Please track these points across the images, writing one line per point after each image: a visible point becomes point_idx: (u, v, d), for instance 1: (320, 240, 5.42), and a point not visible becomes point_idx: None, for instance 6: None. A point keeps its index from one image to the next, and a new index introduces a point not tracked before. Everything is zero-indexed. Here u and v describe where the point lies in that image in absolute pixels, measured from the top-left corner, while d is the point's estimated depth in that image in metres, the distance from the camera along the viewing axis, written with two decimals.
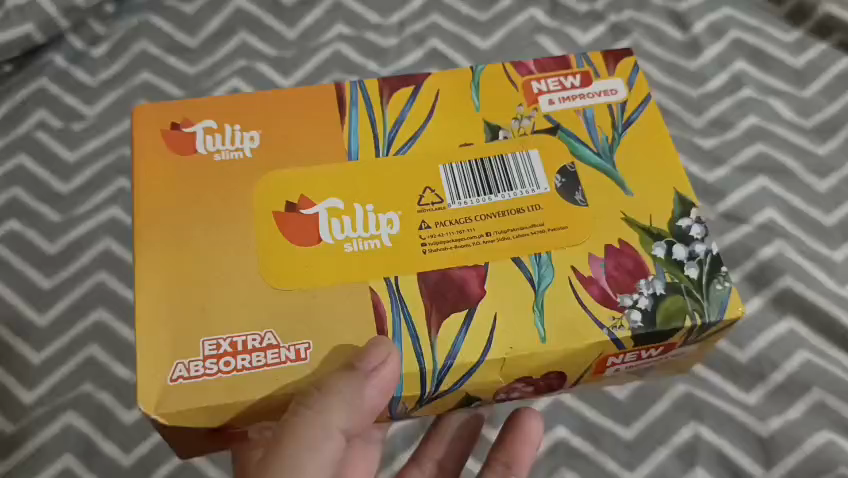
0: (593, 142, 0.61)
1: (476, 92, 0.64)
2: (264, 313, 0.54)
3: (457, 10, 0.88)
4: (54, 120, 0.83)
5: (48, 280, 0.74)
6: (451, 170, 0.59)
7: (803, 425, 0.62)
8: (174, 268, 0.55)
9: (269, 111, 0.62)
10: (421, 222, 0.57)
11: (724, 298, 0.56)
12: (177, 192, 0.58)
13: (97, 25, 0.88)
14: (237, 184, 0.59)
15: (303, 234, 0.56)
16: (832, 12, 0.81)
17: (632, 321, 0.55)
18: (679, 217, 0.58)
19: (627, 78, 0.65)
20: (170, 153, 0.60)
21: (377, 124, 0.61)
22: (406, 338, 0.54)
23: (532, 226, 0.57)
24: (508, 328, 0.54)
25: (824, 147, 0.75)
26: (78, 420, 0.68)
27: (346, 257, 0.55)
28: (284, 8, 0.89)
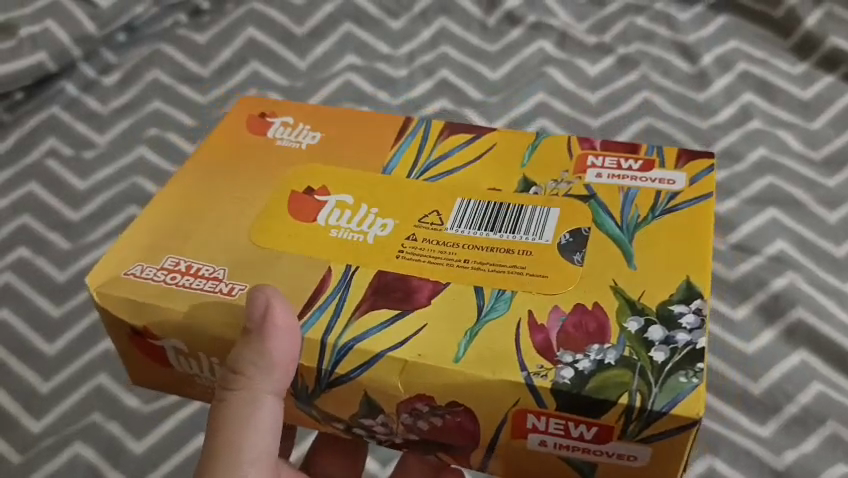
0: (620, 218, 0.46)
1: (529, 153, 0.51)
2: (232, 259, 0.46)
3: (468, 42, 0.89)
4: (65, 148, 0.83)
5: (57, 308, 0.74)
6: (466, 206, 0.47)
7: (818, 458, 0.62)
8: (183, 208, 0.49)
9: (347, 126, 0.53)
10: (409, 233, 0.46)
11: (683, 392, 0.38)
12: (227, 155, 0.52)
13: (109, 54, 0.90)
14: (272, 163, 0.51)
15: (305, 212, 0.48)
16: (839, 44, 0.83)
17: (564, 370, 0.39)
18: (676, 301, 0.42)
19: (695, 174, 0.48)
20: (245, 128, 0.54)
21: (420, 152, 0.51)
22: (325, 317, 0.43)
23: (515, 266, 0.44)
24: (435, 333, 0.41)
25: (835, 179, 0.75)
26: (86, 451, 0.66)
27: (326, 241, 0.46)
28: (295, 39, 0.90)
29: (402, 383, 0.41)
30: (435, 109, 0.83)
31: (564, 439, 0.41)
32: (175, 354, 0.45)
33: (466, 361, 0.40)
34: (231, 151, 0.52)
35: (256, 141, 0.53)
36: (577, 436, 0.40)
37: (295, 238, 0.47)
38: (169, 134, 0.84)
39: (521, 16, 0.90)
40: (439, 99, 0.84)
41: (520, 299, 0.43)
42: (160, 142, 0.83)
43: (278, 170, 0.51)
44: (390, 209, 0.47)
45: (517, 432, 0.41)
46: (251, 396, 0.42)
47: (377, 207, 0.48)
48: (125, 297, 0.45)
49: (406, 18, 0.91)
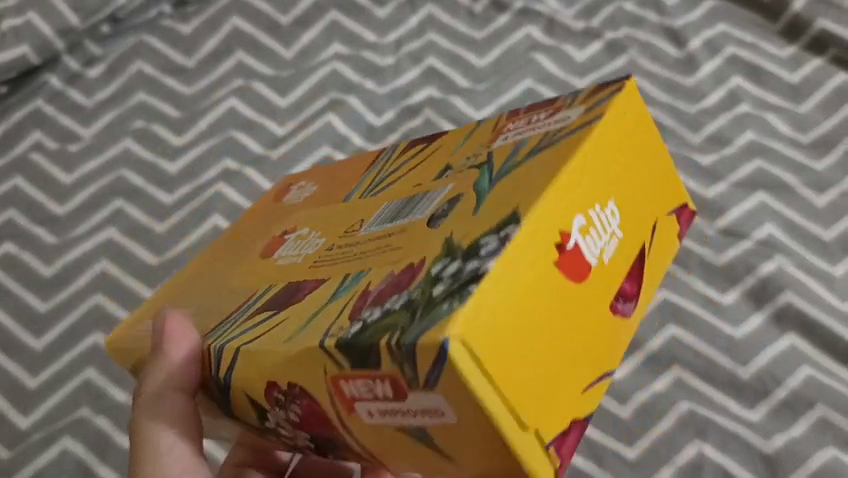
0: (497, 168, 0.43)
1: (462, 141, 0.51)
2: (203, 302, 0.52)
3: (454, 29, 0.88)
4: (49, 141, 0.82)
5: (44, 303, 0.74)
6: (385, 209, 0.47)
7: (809, 441, 0.61)
8: (199, 270, 0.58)
9: (337, 175, 0.58)
10: (328, 244, 0.48)
11: (439, 320, 0.32)
12: (247, 225, 0.60)
13: (93, 46, 0.89)
14: (266, 220, 0.58)
15: (269, 251, 0.53)
16: (827, 27, 0.82)
17: (343, 327, 0.36)
18: (492, 234, 0.37)
19: (592, 103, 0.45)
20: (273, 200, 0.63)
21: (377, 174, 0.54)
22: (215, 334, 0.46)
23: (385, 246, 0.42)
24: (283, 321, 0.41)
25: (823, 162, 0.75)
26: (74, 446, 0.66)
27: (268, 270, 0.50)
28: (280, 28, 0.89)
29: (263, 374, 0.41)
30: (423, 98, 0.83)
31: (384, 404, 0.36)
32: None
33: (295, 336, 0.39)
34: (256, 218, 0.61)
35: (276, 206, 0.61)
36: (386, 398, 0.36)
37: (248, 274, 0.51)
38: (156, 127, 0.83)
39: (508, 2, 0.89)
40: (426, 88, 0.83)
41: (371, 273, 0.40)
42: (146, 134, 0.83)
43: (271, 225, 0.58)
44: (326, 229, 0.50)
45: (344, 406, 0.37)
46: (153, 408, 0.47)
47: (320, 231, 0.51)
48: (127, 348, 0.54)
49: (392, 6, 0.90)
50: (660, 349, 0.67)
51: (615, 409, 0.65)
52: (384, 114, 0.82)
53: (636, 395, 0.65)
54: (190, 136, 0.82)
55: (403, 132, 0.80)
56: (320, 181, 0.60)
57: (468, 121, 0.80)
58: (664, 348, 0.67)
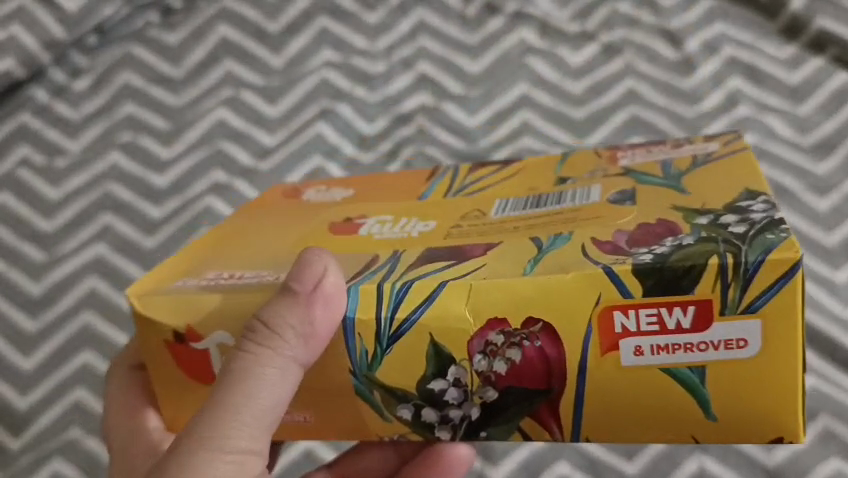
0: (662, 171, 0.47)
1: (645, 179, 0.47)
2: (272, 237, 0.49)
3: (446, 33, 0.87)
4: (36, 156, 0.81)
5: (32, 322, 0.72)
6: (501, 206, 0.48)
7: (812, 452, 0.60)
8: (278, 220, 0.52)
9: (730, 168, 0.45)
10: (445, 225, 0.46)
11: (396, 291, 0.40)
12: (735, 178, 0.44)
13: (79, 57, 0.87)
14: (320, 208, 0.53)
15: (341, 229, 0.49)
16: (826, 26, 0.80)
17: (485, 344, 0.39)
18: (417, 221, 0.48)
19: (636, 172, 0.48)
20: (724, 163, 0.46)
21: (449, 182, 0.53)
22: (383, 286, 0.40)
23: (478, 225, 0.46)
24: (553, 263, 0.39)
25: (823, 165, 0.73)
26: (65, 468, 0.65)
27: (417, 237, 0.45)
28: (268, 35, 0.87)
29: (469, 312, 0.39)
30: (415, 105, 0.82)
31: (669, 341, 0.38)
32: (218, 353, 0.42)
33: (442, 335, 0.39)
34: (284, 208, 0.54)
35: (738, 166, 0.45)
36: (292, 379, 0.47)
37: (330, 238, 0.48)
38: (144, 139, 0.82)
39: (501, 5, 0.87)
40: (418, 96, 0.83)
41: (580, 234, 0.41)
42: (134, 148, 0.81)
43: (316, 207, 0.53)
44: (429, 217, 0.48)
45: (606, 345, 0.38)
46: (267, 361, 0.39)
47: (411, 217, 0.49)
48: (173, 298, 0.43)
49: (383, 10, 0.88)
50: None
51: None
52: (376, 122, 0.82)
53: None
54: (179, 148, 0.81)
55: (395, 140, 0.80)
56: (355, 189, 0.55)
57: (463, 128, 0.80)
58: None
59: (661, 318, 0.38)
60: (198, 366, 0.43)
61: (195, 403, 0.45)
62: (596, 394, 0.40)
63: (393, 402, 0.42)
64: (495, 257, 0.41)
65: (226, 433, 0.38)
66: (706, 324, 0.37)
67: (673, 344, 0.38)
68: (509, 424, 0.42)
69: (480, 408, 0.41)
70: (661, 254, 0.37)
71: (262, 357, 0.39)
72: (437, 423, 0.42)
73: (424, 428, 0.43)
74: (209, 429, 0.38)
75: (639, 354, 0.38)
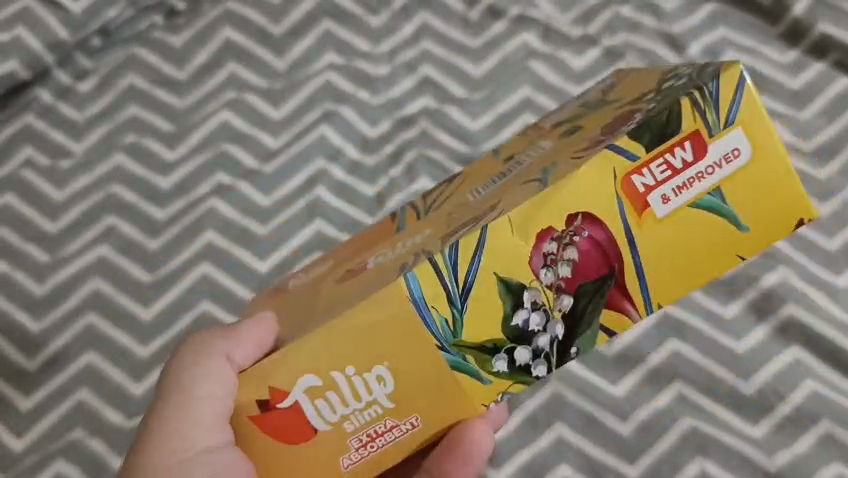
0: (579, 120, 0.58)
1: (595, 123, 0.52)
2: (304, 303, 0.53)
3: (449, 36, 0.87)
4: (40, 157, 0.82)
5: (37, 323, 0.73)
6: (477, 192, 0.55)
7: (814, 457, 0.61)
8: (285, 302, 0.57)
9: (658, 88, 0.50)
10: (445, 224, 0.50)
11: (447, 257, 0.45)
12: (670, 89, 0.48)
13: (84, 60, 0.87)
14: (326, 269, 0.59)
15: (356, 271, 0.52)
16: (828, 31, 0.81)
17: (546, 271, 0.46)
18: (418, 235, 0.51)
19: (582, 129, 0.53)
20: (650, 89, 0.51)
21: (419, 213, 0.61)
22: (422, 267, 0.45)
23: (471, 207, 0.50)
24: (569, 185, 0.45)
25: (825, 170, 0.74)
26: (68, 468, 0.65)
27: (424, 239, 0.49)
28: (272, 37, 0.88)
29: (520, 239, 0.45)
30: (417, 108, 0.83)
31: (682, 181, 0.46)
32: (306, 398, 0.46)
33: (505, 273, 0.45)
34: (287, 295, 0.59)
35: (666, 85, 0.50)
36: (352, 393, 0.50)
37: (348, 277, 0.52)
38: (148, 141, 0.82)
39: (504, 8, 0.87)
40: (421, 99, 0.83)
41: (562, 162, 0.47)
42: (137, 149, 0.82)
43: (320, 276, 0.58)
44: (429, 227, 0.51)
45: (639, 207, 0.45)
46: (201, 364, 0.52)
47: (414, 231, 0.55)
48: (248, 377, 0.46)
49: (386, 13, 0.88)
50: (662, 364, 0.65)
51: (616, 425, 0.64)
52: (379, 124, 0.82)
53: (637, 412, 0.64)
54: (183, 150, 0.81)
55: (399, 143, 0.80)
56: (345, 253, 0.62)
57: (465, 132, 0.80)
58: (667, 362, 0.65)
59: (670, 166, 0.45)
60: (289, 420, 0.47)
61: (308, 459, 0.47)
62: (649, 263, 0.47)
63: (486, 357, 0.47)
64: (519, 211, 0.45)
65: (177, 418, 0.51)
66: (701, 149, 0.45)
67: (681, 186, 0.46)
68: (591, 333, 0.48)
69: (563, 323, 0.47)
70: (641, 124, 0.45)
71: (207, 363, 0.51)
72: (532, 360, 0.47)
73: (523, 372, 0.48)
74: (180, 428, 0.51)
75: (666, 202, 0.46)
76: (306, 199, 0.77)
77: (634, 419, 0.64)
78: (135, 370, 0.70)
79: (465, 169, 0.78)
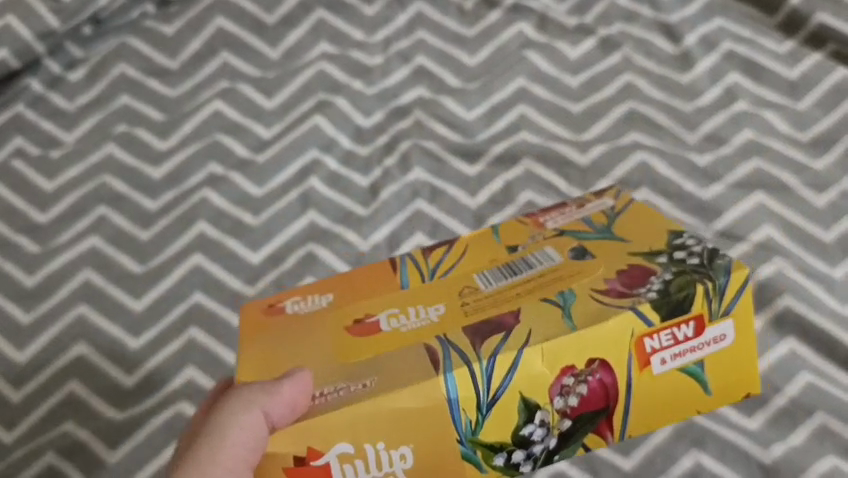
0: (592, 230, 0.58)
1: (594, 237, 0.57)
2: (302, 346, 0.53)
3: (444, 26, 0.87)
4: (31, 147, 0.81)
5: (27, 315, 0.70)
6: (483, 277, 0.55)
7: (807, 451, 0.59)
8: (260, 332, 0.55)
9: (658, 233, 0.56)
10: (453, 305, 0.53)
11: (488, 368, 0.48)
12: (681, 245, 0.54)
13: (75, 49, 0.87)
14: (323, 314, 0.55)
15: (362, 329, 0.53)
16: (826, 21, 0.81)
17: (563, 395, 0.50)
18: (425, 308, 0.53)
19: (577, 237, 0.58)
20: (655, 226, 0.57)
21: (420, 267, 0.58)
22: (461, 375, 0.48)
23: (478, 297, 0.53)
24: (591, 316, 0.50)
25: (822, 161, 0.73)
26: (61, 463, 0.61)
27: (437, 319, 0.52)
28: (266, 28, 0.87)
29: (546, 367, 0.49)
30: (412, 98, 0.82)
31: (680, 350, 0.51)
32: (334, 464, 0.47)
33: (529, 390, 0.49)
34: (258, 326, 0.55)
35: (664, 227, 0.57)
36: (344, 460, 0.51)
37: (357, 346, 0.52)
38: (140, 131, 0.81)
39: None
40: (416, 88, 0.82)
41: (579, 289, 0.52)
42: (129, 140, 0.81)
43: (317, 324, 0.54)
44: (436, 301, 0.54)
45: (643, 363, 0.51)
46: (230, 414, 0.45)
47: (422, 304, 0.54)
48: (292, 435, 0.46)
49: (381, 3, 0.89)
50: None
51: None
52: (373, 115, 0.81)
53: None
54: (175, 140, 0.81)
55: (392, 133, 0.79)
56: (334, 290, 0.57)
57: (460, 122, 0.80)
58: None
59: (673, 336, 0.51)
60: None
61: None
62: (640, 401, 0.52)
63: (490, 454, 0.50)
64: (552, 336, 0.49)
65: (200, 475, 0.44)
66: (702, 331, 0.51)
67: (675, 353, 0.51)
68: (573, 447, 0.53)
69: (557, 438, 0.51)
70: (662, 291, 0.51)
71: (240, 413, 0.45)
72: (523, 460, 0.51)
73: (512, 468, 0.51)
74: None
75: (663, 363, 0.51)
76: (298, 190, 0.76)
77: None
78: (127, 362, 0.67)
79: (461, 160, 0.77)
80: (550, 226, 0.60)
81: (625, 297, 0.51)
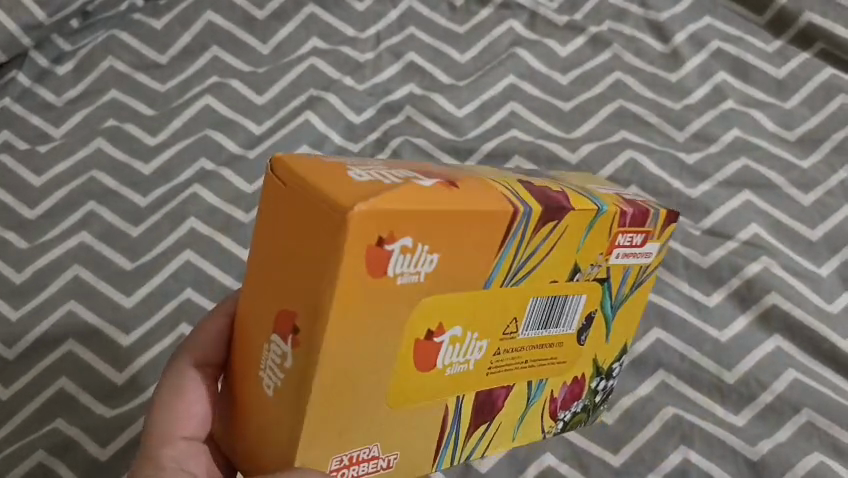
0: (616, 292, 0.54)
1: (608, 301, 0.54)
2: (364, 370, 0.40)
3: (435, 22, 0.87)
4: (19, 142, 0.80)
5: (16, 312, 0.70)
6: (535, 305, 0.48)
7: (794, 447, 0.60)
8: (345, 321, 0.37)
9: (630, 322, 0.57)
10: (488, 351, 0.47)
11: (457, 456, 0.52)
12: (625, 344, 0.59)
13: (62, 41, 0.86)
14: (410, 302, 0.40)
15: (424, 361, 0.44)
16: (814, 19, 0.81)
17: None
18: (471, 341, 0.46)
19: (608, 287, 0.53)
20: (638, 313, 0.58)
21: (517, 251, 0.43)
22: (445, 458, 0.50)
23: (511, 350, 0.49)
24: (527, 424, 0.55)
25: (810, 160, 0.74)
26: (50, 460, 0.61)
27: (473, 369, 0.47)
28: (256, 23, 0.87)
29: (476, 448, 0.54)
30: (404, 94, 0.82)
31: None
32: None
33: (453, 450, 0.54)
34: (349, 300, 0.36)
35: (637, 316, 0.58)
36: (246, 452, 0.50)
37: (410, 388, 0.44)
38: (128, 125, 0.81)
39: None
40: (407, 85, 0.82)
41: (553, 382, 0.54)
42: (118, 134, 0.80)
43: (399, 324, 0.40)
44: (484, 330, 0.46)
45: None
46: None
47: (475, 330, 0.46)
48: None
49: None
50: (647, 351, 0.65)
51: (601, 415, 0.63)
52: (365, 112, 0.81)
53: (622, 400, 0.63)
54: (164, 136, 0.80)
55: (384, 130, 0.79)
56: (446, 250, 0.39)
57: (451, 118, 0.80)
58: (650, 350, 0.65)
59: None
60: None
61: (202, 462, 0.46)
62: None
63: None
64: (495, 441, 0.53)
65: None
66: None
67: None
68: None
69: None
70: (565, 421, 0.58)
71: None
72: None
73: None
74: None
75: None
76: None
77: (619, 405, 0.63)
78: (117, 359, 0.67)
79: (452, 157, 0.77)
80: (616, 250, 0.51)
81: (550, 420, 0.56)
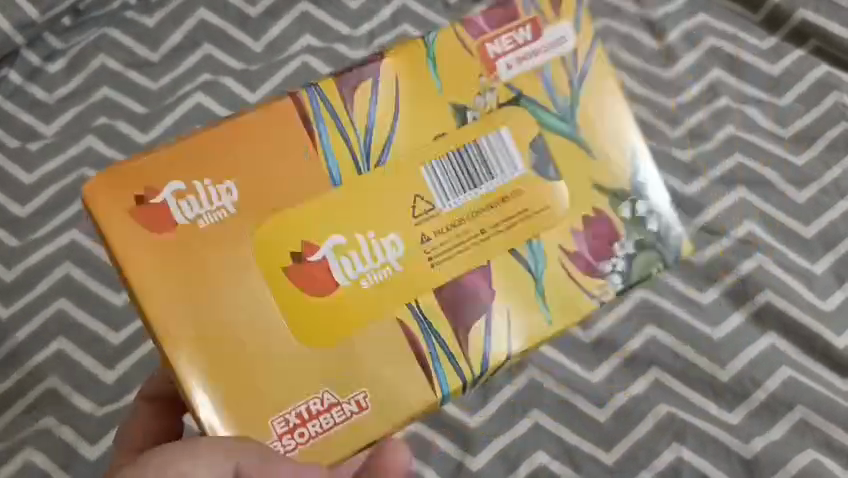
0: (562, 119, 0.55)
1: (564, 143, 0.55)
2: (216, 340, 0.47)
3: (428, 19, 0.86)
4: (11, 141, 0.80)
5: (5, 309, 0.70)
6: (432, 172, 0.52)
7: (786, 445, 0.60)
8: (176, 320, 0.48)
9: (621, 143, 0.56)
10: (409, 249, 0.51)
11: (472, 363, 0.53)
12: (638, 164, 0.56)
13: (54, 39, 0.85)
14: (235, 232, 0.49)
15: (309, 292, 0.50)
16: (807, 16, 0.81)
17: None
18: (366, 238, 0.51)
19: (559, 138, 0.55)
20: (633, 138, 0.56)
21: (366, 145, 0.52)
22: (444, 364, 0.52)
23: (439, 226, 0.52)
24: (557, 304, 0.54)
25: (803, 157, 0.74)
26: (37, 457, 0.63)
27: (392, 286, 0.51)
28: (249, 20, 0.86)
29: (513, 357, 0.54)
30: None
31: None
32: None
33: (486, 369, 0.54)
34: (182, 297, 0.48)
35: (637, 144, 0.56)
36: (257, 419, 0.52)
37: (314, 329, 0.50)
38: (120, 123, 0.80)
39: None
40: None
41: (549, 241, 0.54)
42: (109, 132, 0.80)
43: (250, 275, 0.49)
44: (384, 224, 0.51)
45: None
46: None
47: (366, 233, 0.50)
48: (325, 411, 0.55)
49: None
50: (640, 350, 0.65)
51: (594, 412, 0.63)
52: None
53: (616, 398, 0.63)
54: (157, 134, 0.80)
55: None
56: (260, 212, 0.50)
57: None
58: (643, 348, 0.65)
59: None
60: None
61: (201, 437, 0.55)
62: None
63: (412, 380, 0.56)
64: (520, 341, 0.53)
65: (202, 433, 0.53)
66: None
67: None
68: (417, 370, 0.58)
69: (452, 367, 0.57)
70: (621, 275, 0.55)
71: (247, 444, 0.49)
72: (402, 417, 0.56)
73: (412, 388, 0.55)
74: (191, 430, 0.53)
75: None
76: None
77: (615, 402, 0.63)
78: (106, 357, 0.67)
79: None
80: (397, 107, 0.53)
81: (588, 276, 0.54)
